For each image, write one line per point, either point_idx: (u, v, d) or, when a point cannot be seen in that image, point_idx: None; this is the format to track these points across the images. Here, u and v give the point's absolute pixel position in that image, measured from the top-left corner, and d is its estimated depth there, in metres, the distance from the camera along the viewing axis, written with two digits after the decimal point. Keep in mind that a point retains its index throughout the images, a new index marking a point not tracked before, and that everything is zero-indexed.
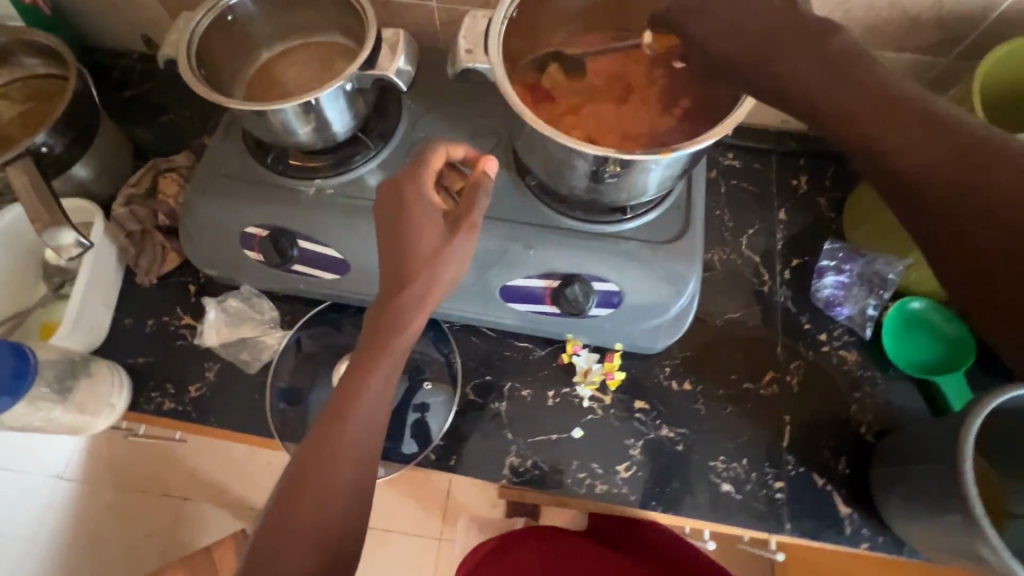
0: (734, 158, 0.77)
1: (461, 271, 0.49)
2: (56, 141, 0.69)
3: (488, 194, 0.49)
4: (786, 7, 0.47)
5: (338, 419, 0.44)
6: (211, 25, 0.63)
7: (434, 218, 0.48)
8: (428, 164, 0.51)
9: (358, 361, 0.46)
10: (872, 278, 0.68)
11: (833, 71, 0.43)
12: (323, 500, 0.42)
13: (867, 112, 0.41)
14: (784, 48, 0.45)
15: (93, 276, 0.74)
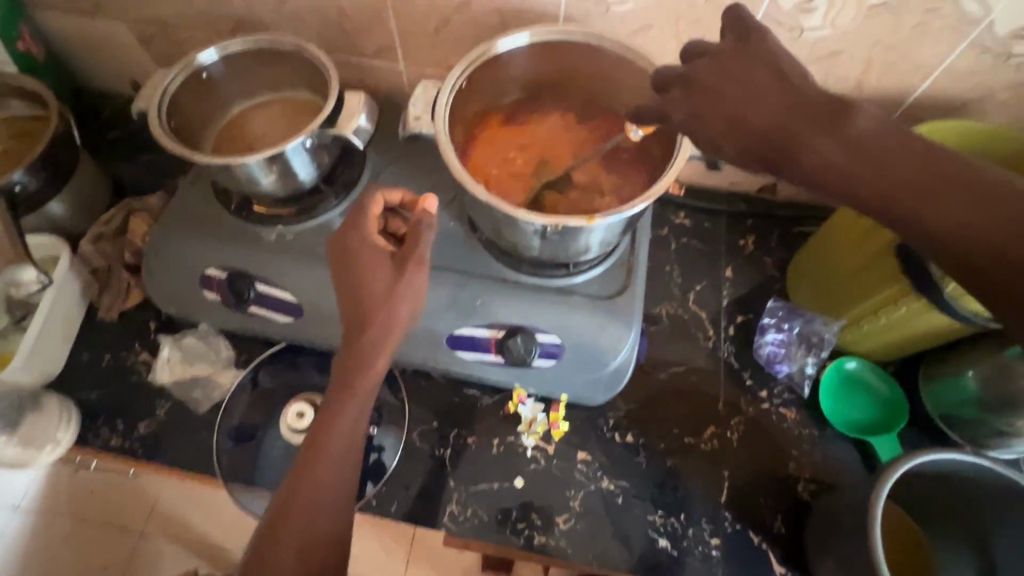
0: (685, 217, 0.84)
1: (420, 307, 0.48)
2: (30, 179, 0.69)
3: (432, 228, 0.47)
4: (774, 73, 0.38)
5: (311, 465, 0.44)
6: (185, 83, 0.63)
7: (383, 261, 0.47)
8: (367, 211, 0.50)
9: (326, 406, 0.46)
10: (810, 338, 0.72)
11: (864, 152, 0.35)
12: (303, 546, 0.42)
13: (920, 198, 0.34)
14: (798, 122, 0.36)
15: (53, 310, 0.70)
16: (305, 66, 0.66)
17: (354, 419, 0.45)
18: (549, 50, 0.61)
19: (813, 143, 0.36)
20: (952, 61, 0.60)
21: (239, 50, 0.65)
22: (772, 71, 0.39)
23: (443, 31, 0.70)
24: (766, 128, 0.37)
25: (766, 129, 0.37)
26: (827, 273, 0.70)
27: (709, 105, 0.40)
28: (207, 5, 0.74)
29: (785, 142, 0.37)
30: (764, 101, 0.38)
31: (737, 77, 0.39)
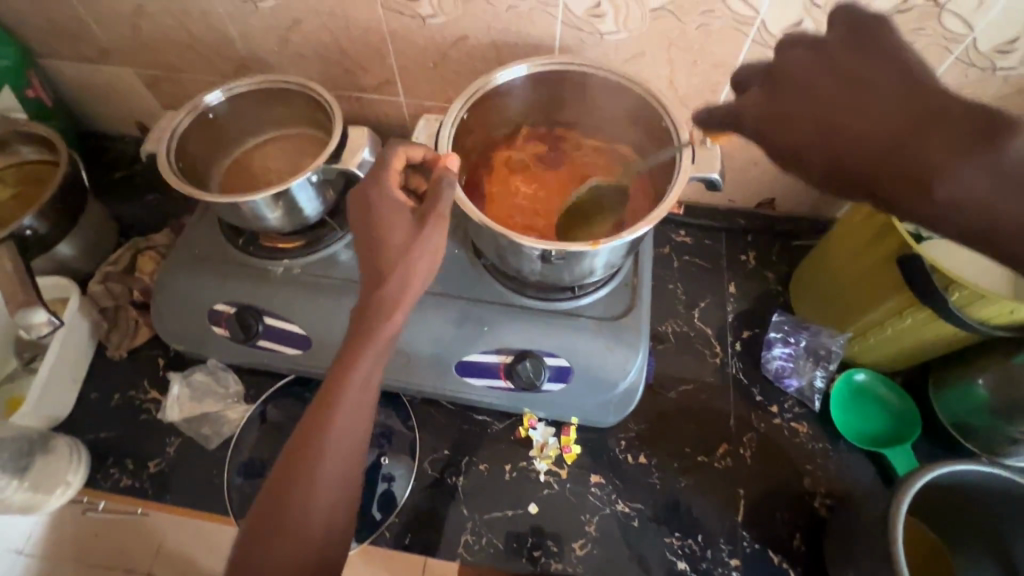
0: (686, 235, 0.85)
1: (438, 263, 0.48)
2: (41, 223, 0.71)
3: (453, 186, 0.49)
4: (905, 85, 0.34)
5: (317, 432, 0.44)
6: (192, 124, 0.65)
7: (404, 215, 0.49)
8: (388, 166, 0.51)
9: (335, 370, 0.46)
10: (817, 351, 0.73)
11: (1019, 183, 0.31)
12: (305, 514, 0.43)
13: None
14: (938, 144, 0.32)
15: (63, 351, 0.70)
16: (310, 104, 0.68)
17: (361, 387, 0.46)
18: (546, 80, 0.62)
19: (952, 170, 0.31)
20: (938, 76, 0.61)
21: (245, 91, 0.67)
22: (903, 82, 0.35)
23: (442, 65, 0.72)
24: (890, 153, 0.33)
25: (889, 153, 0.33)
26: (845, 275, 0.68)
27: (813, 121, 0.37)
28: (211, 48, 0.76)
29: (918, 169, 0.32)
30: (885, 122, 0.34)
31: (853, 93, 0.36)
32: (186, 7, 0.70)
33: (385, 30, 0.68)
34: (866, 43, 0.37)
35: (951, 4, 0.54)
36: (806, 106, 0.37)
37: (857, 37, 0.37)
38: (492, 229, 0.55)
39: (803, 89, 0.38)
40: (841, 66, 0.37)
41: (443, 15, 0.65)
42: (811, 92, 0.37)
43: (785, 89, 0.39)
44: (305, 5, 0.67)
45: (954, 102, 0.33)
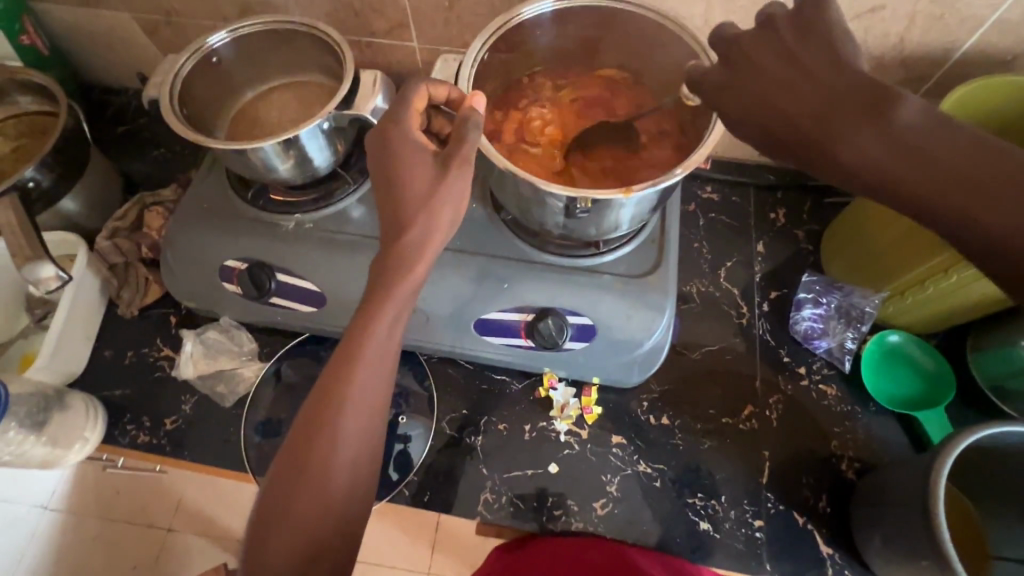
0: (712, 191, 0.81)
1: (461, 210, 0.46)
2: (44, 175, 0.68)
3: (479, 128, 0.47)
4: (824, 65, 0.37)
5: (340, 381, 0.42)
6: (196, 68, 0.61)
7: (425, 157, 0.46)
8: (409, 104, 0.48)
9: (357, 319, 0.44)
10: (849, 312, 0.70)
11: (911, 150, 0.33)
12: (331, 461, 0.41)
13: (970, 191, 0.32)
14: (838, 117, 0.35)
15: (74, 307, 0.69)
16: (318, 47, 0.64)
17: (384, 338, 0.44)
18: (573, 17, 0.58)
19: (850, 138, 0.34)
20: (1004, 11, 0.56)
21: (250, 32, 0.63)
22: (828, 58, 0.37)
23: (459, 4, 0.67)
24: (805, 123, 0.36)
25: (806, 121, 0.36)
26: (898, 231, 0.62)
27: (752, 98, 0.39)
28: None
29: (825, 137, 0.35)
30: (805, 98, 0.36)
31: (784, 69, 0.38)
32: None
33: None
34: (811, 21, 0.39)
35: None
36: (748, 79, 0.39)
37: (803, 14, 0.39)
38: (516, 177, 0.52)
39: (744, 64, 0.40)
40: (784, 43, 0.39)
41: None
42: (754, 67, 0.39)
43: (739, 63, 0.40)
44: None
45: (856, 77, 0.36)
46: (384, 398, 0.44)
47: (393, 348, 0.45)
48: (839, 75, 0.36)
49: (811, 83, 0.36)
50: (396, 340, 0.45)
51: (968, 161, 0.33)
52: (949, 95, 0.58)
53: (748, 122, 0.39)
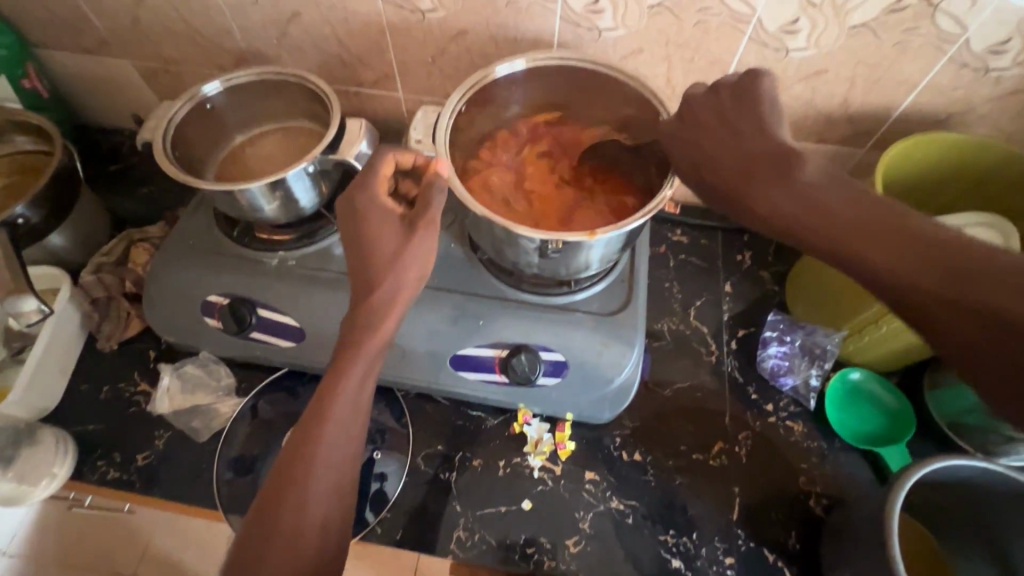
0: (682, 234, 0.85)
1: (428, 269, 0.51)
2: (33, 211, 0.70)
3: (443, 192, 0.50)
4: (745, 131, 0.46)
5: (317, 422, 0.46)
6: (189, 114, 0.65)
7: (392, 223, 0.50)
8: (377, 172, 0.52)
9: (335, 365, 0.48)
10: (813, 350, 0.72)
11: (805, 199, 0.42)
12: (305, 497, 0.43)
13: (855, 235, 0.39)
14: (750, 173, 0.45)
15: (51, 342, 0.69)
16: (307, 95, 0.68)
17: (360, 382, 0.47)
18: (545, 74, 0.63)
19: (757, 190, 0.44)
20: (933, 76, 0.62)
21: (243, 81, 0.67)
22: (753, 122, 0.46)
23: (441, 59, 0.72)
24: (727, 177, 0.46)
25: (729, 175, 0.46)
26: None
27: (692, 156, 0.49)
28: (210, 41, 0.76)
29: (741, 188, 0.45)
30: (727, 157, 0.46)
31: (715, 134, 0.48)
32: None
33: (385, 23, 0.68)
34: (743, 89, 0.48)
35: (945, 3, 0.55)
36: (689, 139, 0.49)
37: (739, 82, 0.49)
38: (490, 220, 0.55)
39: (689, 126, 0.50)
40: (722, 110, 0.48)
41: (442, 9, 0.65)
42: (695, 129, 0.49)
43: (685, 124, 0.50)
44: None
45: (771, 141, 0.45)
46: (358, 440, 0.47)
47: (367, 393, 0.49)
48: (757, 139, 0.45)
49: (735, 143, 0.46)
50: (370, 386, 0.49)
51: (857, 210, 0.40)
52: (891, 148, 0.63)
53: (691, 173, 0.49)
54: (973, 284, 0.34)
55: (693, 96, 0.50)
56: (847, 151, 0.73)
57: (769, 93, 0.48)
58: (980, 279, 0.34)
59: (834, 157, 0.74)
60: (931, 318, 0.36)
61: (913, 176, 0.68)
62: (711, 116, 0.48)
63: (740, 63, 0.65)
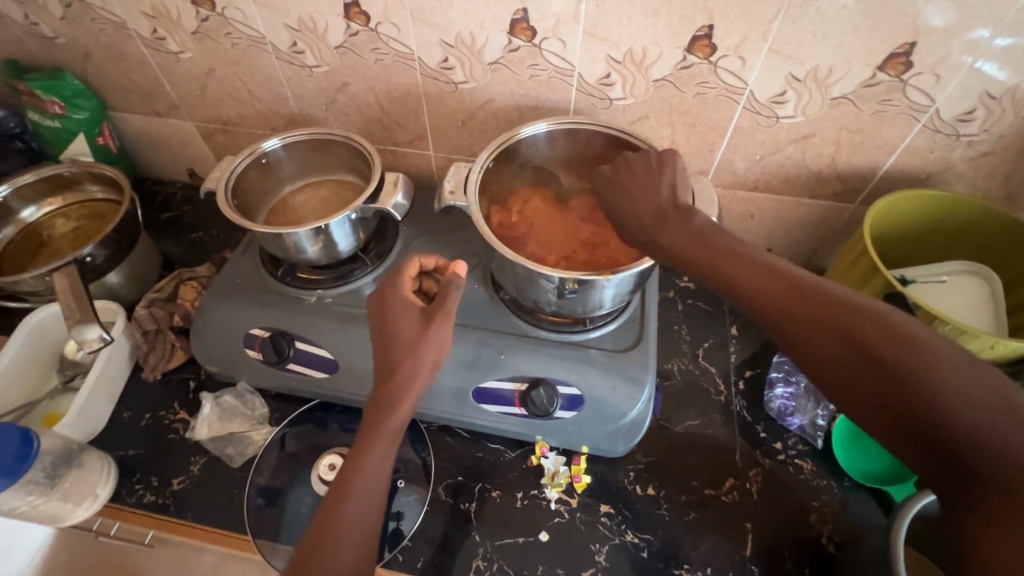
0: (688, 280, 0.91)
1: (442, 353, 0.55)
2: (99, 251, 0.78)
3: (460, 288, 0.56)
4: (657, 183, 0.59)
5: (338, 500, 0.48)
6: (248, 166, 0.73)
7: (412, 314, 0.56)
8: (403, 272, 0.59)
9: (359, 445, 0.51)
10: (817, 391, 0.76)
11: (693, 232, 0.53)
12: (340, 536, 0.46)
13: (732, 269, 0.49)
14: (655, 212, 0.56)
15: (104, 368, 0.75)
16: (351, 153, 0.77)
17: (380, 459, 0.50)
18: (564, 134, 0.72)
19: (659, 225, 0.55)
20: (910, 140, 0.69)
21: (296, 139, 0.76)
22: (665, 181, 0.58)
23: (469, 123, 0.81)
24: (637, 216, 0.58)
25: (638, 216, 0.58)
26: None
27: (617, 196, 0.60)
28: (267, 106, 0.87)
29: (655, 231, 0.55)
30: (637, 202, 0.58)
31: (631, 180, 0.60)
32: (251, 71, 0.81)
33: (422, 93, 0.78)
34: (663, 159, 0.60)
35: (913, 79, 0.63)
36: (615, 182, 0.61)
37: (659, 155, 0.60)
38: (515, 262, 0.62)
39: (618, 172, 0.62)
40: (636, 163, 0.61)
41: (473, 81, 0.75)
42: (621, 176, 0.61)
43: (617, 168, 0.62)
44: (354, 71, 0.77)
45: (668, 193, 0.57)
46: (376, 517, 0.49)
47: (394, 451, 0.52)
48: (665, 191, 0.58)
49: (657, 199, 0.57)
50: (389, 464, 0.52)
51: (735, 250, 0.50)
52: (877, 204, 0.70)
53: (620, 220, 0.60)
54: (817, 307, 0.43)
55: (625, 162, 0.62)
56: (839, 206, 0.80)
57: (680, 163, 0.60)
58: (822, 303, 0.43)
59: (826, 211, 0.81)
60: (789, 331, 0.44)
61: (905, 225, 0.74)
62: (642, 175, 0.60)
63: (736, 128, 0.73)
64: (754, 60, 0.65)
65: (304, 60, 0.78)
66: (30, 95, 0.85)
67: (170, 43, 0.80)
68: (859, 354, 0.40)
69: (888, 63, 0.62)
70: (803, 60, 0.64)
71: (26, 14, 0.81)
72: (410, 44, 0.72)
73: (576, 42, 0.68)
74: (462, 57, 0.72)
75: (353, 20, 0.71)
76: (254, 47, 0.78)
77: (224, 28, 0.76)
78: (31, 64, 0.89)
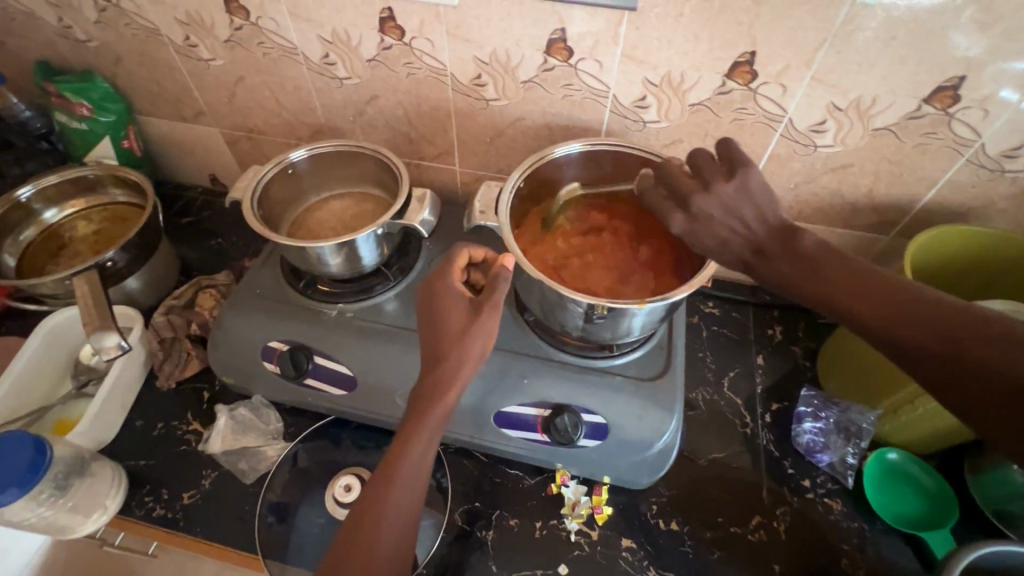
0: (713, 306, 0.89)
1: (489, 346, 0.54)
2: (120, 256, 0.77)
3: (508, 281, 0.54)
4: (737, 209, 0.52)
5: (383, 483, 0.50)
6: (274, 176, 0.73)
7: (461, 306, 0.55)
8: (453, 263, 0.58)
9: (403, 432, 0.52)
10: (848, 427, 0.73)
11: (802, 260, 0.50)
12: (381, 521, 0.49)
13: (844, 291, 0.47)
14: (753, 240, 0.52)
15: (120, 376, 0.74)
16: (379, 166, 0.76)
17: (421, 452, 0.51)
18: (594, 155, 0.70)
19: (762, 254, 0.52)
20: (952, 174, 0.67)
21: (324, 151, 0.75)
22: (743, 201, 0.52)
23: (498, 140, 0.80)
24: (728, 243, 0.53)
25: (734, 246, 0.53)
26: None
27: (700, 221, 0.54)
28: (294, 115, 0.86)
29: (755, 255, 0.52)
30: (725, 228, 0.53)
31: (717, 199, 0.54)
32: (281, 80, 0.81)
33: (452, 108, 0.78)
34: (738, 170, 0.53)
35: (960, 113, 0.61)
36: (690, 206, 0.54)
37: (730, 178, 0.53)
38: (545, 285, 0.60)
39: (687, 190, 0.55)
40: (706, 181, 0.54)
41: (505, 99, 0.74)
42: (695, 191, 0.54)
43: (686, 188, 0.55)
44: (385, 84, 0.77)
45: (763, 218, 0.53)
46: (417, 502, 0.51)
47: (435, 443, 0.53)
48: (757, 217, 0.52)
49: (741, 234, 0.53)
50: (431, 454, 0.52)
51: (843, 274, 0.48)
52: (918, 237, 0.68)
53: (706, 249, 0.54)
54: (949, 334, 0.41)
55: (697, 189, 0.53)
56: (873, 238, 0.78)
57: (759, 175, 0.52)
58: (949, 327, 0.42)
59: (860, 242, 0.79)
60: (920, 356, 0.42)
61: (927, 266, 0.72)
62: (720, 210, 0.52)
63: (772, 155, 0.72)
64: (796, 88, 0.64)
65: (335, 72, 0.77)
66: (59, 97, 0.85)
67: (202, 50, 0.80)
68: (994, 389, 0.38)
69: (934, 96, 0.61)
70: (845, 90, 0.63)
71: (60, 17, 0.81)
72: (444, 60, 0.72)
73: (613, 63, 0.67)
74: (495, 75, 0.71)
75: (387, 33, 0.70)
76: (286, 57, 0.77)
77: (256, 37, 0.76)
78: (61, 65, 0.89)
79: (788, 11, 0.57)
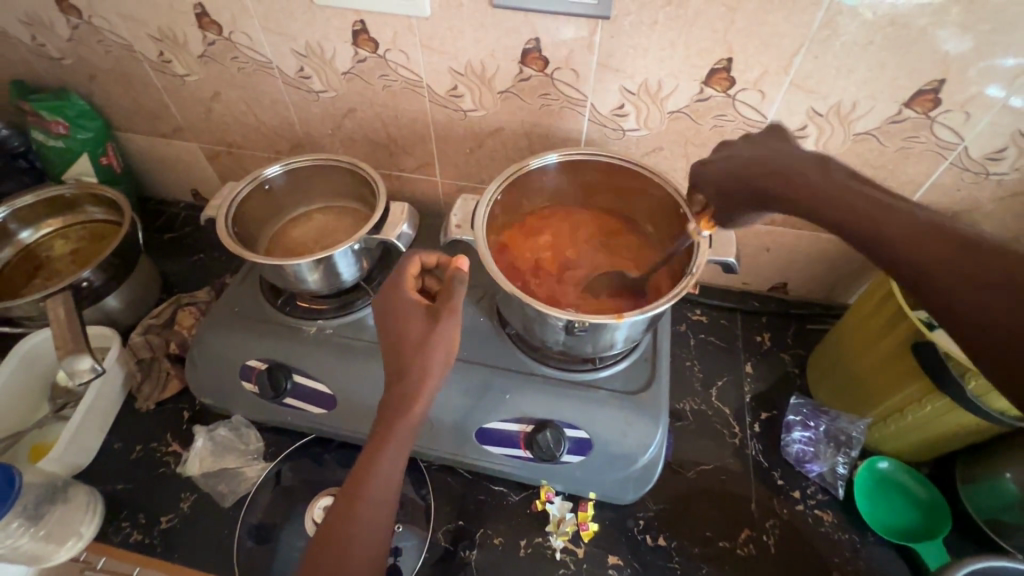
0: (701, 314, 0.88)
1: (453, 351, 0.52)
2: (97, 275, 0.75)
3: (464, 283, 0.53)
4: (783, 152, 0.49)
5: (350, 501, 0.47)
6: (249, 193, 0.71)
7: (418, 315, 0.53)
8: (404, 272, 0.57)
9: (368, 449, 0.49)
10: (838, 436, 0.72)
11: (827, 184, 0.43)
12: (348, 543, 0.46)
13: (887, 228, 0.38)
14: (783, 171, 0.47)
15: (96, 399, 0.73)
16: (356, 180, 0.75)
17: (388, 466, 0.49)
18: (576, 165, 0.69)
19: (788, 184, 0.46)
20: (936, 178, 0.66)
21: (299, 165, 0.74)
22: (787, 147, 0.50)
23: (478, 151, 0.79)
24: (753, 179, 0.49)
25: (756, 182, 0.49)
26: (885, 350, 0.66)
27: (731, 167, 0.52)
28: (273, 130, 0.85)
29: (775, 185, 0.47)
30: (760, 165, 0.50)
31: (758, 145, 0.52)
32: (257, 95, 0.80)
33: (430, 120, 0.77)
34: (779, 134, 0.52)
35: (941, 117, 0.60)
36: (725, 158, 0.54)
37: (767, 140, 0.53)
38: (523, 300, 0.59)
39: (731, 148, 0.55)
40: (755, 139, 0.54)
41: (482, 110, 0.73)
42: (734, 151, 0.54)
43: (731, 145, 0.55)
44: (361, 97, 0.76)
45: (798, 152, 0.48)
46: (388, 516, 0.49)
47: (404, 458, 0.50)
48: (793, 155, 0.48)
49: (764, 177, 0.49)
50: (400, 467, 0.50)
51: (882, 197, 0.40)
52: None
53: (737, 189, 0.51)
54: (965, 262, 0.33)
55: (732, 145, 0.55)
56: None
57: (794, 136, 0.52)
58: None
59: (846, 247, 0.78)
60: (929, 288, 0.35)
61: None
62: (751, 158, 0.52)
63: None
64: (775, 94, 0.63)
65: (311, 85, 0.76)
66: (34, 115, 0.84)
67: (176, 66, 0.79)
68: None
69: (915, 100, 0.60)
70: (825, 95, 0.62)
71: (33, 35, 0.80)
72: (420, 72, 0.71)
73: (590, 72, 0.66)
74: (472, 85, 0.70)
75: (361, 46, 0.70)
76: (261, 72, 0.76)
77: (230, 52, 0.75)
78: (37, 83, 0.88)
79: (764, 17, 0.57)
